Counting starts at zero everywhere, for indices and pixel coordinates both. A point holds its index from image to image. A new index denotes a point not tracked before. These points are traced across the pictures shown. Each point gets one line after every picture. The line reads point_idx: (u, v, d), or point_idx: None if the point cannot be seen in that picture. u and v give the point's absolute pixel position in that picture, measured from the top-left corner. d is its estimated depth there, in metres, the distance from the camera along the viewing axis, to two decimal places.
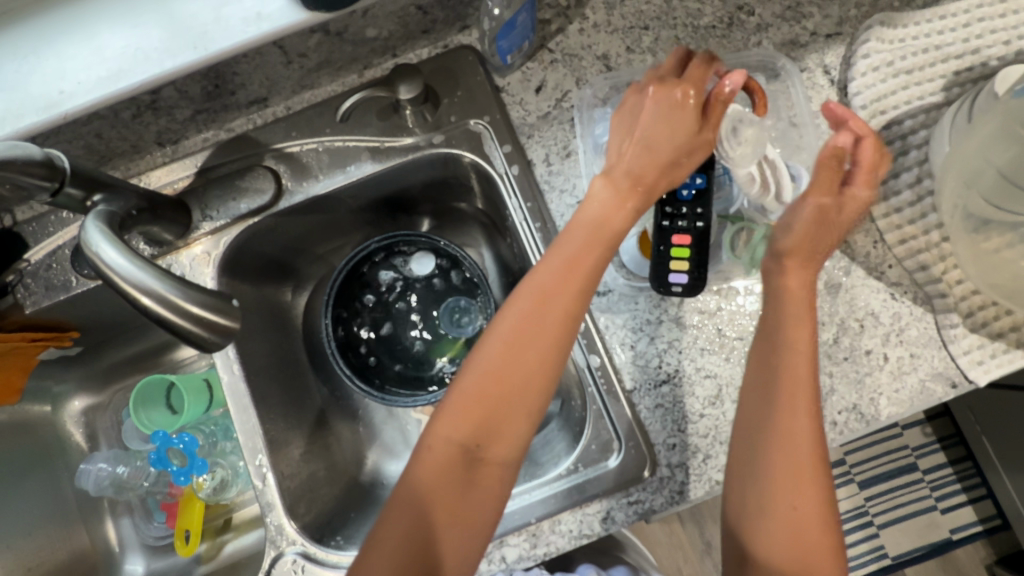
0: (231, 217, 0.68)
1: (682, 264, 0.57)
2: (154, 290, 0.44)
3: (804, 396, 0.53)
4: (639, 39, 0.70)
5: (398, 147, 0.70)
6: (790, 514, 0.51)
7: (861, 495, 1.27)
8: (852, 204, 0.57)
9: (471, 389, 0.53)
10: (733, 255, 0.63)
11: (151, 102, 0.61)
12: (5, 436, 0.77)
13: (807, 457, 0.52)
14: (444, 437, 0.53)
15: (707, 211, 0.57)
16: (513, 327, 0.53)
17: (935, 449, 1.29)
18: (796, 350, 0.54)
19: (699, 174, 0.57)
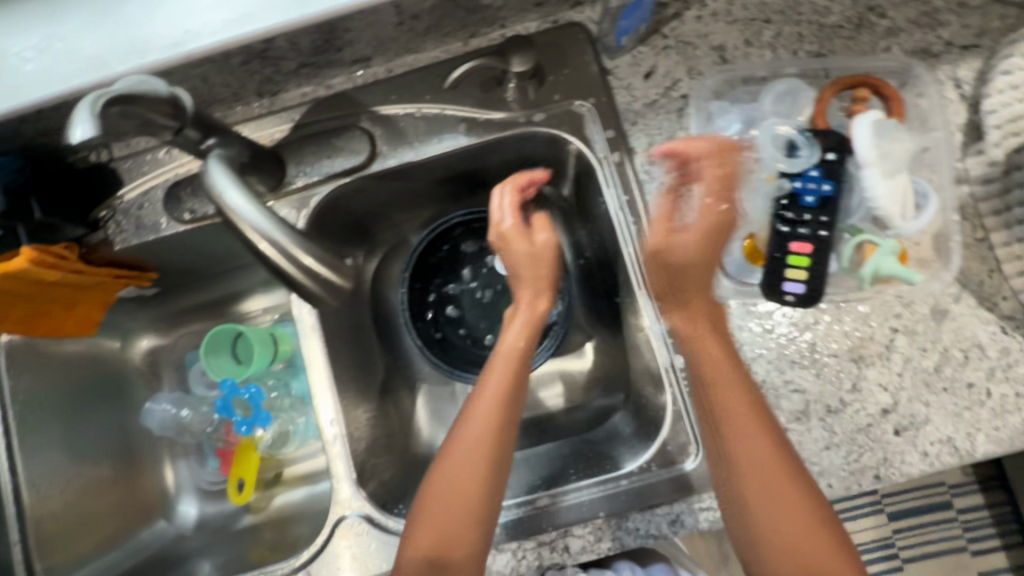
0: (325, 174, 0.68)
1: (798, 273, 0.58)
2: (275, 239, 0.44)
3: (746, 426, 0.52)
4: (760, 33, 0.66)
5: (495, 122, 0.68)
6: (790, 560, 0.49)
7: (889, 526, 1.22)
8: (703, 228, 0.55)
9: (428, 511, 0.55)
10: (846, 267, 0.60)
11: (262, 51, 0.61)
12: (78, 365, 0.79)
13: (781, 498, 0.50)
14: (410, 557, 0.54)
15: (831, 220, 0.58)
16: (454, 448, 0.58)
17: (973, 489, 1.22)
18: (727, 390, 0.54)
19: (828, 182, 0.58)
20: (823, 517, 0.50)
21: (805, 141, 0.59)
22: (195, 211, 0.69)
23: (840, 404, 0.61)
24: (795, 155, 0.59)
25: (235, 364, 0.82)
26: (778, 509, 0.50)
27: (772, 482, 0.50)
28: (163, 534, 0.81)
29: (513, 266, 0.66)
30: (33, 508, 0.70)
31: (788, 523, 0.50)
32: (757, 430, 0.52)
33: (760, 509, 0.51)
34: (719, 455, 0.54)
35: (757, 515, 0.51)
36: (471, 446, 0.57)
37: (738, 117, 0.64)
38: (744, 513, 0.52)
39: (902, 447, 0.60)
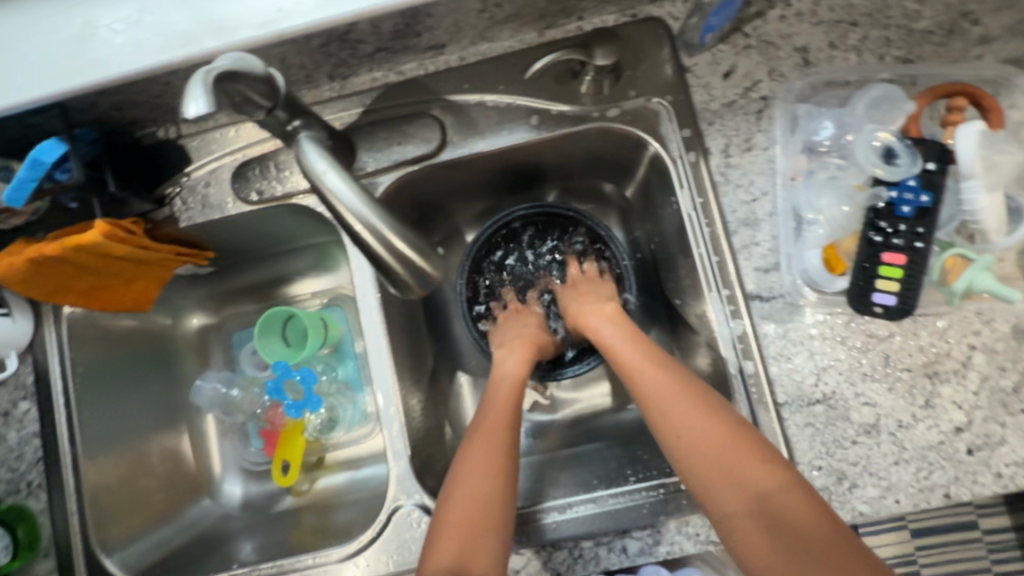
0: (394, 161, 0.67)
1: (890, 284, 0.57)
2: (370, 221, 0.43)
3: (654, 377, 0.62)
4: (846, 36, 0.64)
5: (568, 115, 0.67)
6: (727, 488, 0.54)
7: (911, 543, 1.20)
8: (580, 287, 0.76)
9: (449, 519, 0.57)
10: (938, 281, 0.58)
11: (343, 33, 0.60)
12: (133, 340, 0.80)
13: (703, 435, 0.56)
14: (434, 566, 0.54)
15: (927, 232, 0.56)
16: (466, 458, 0.61)
17: (1000, 511, 1.20)
18: (667, 392, 0.60)
19: (926, 192, 0.56)
20: (740, 433, 0.55)
21: (905, 149, 0.57)
22: (263, 191, 0.69)
23: (912, 419, 0.60)
24: (894, 163, 0.57)
25: (286, 348, 0.83)
26: (705, 446, 0.56)
27: (704, 423, 0.57)
28: (210, 511, 0.81)
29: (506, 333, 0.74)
30: (90, 479, 0.71)
31: (720, 457, 0.55)
32: (660, 377, 0.61)
33: (699, 459, 0.56)
34: (652, 423, 0.61)
35: (688, 458, 0.56)
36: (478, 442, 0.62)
37: (828, 121, 0.62)
38: (682, 464, 0.57)
39: (975, 467, 0.58)
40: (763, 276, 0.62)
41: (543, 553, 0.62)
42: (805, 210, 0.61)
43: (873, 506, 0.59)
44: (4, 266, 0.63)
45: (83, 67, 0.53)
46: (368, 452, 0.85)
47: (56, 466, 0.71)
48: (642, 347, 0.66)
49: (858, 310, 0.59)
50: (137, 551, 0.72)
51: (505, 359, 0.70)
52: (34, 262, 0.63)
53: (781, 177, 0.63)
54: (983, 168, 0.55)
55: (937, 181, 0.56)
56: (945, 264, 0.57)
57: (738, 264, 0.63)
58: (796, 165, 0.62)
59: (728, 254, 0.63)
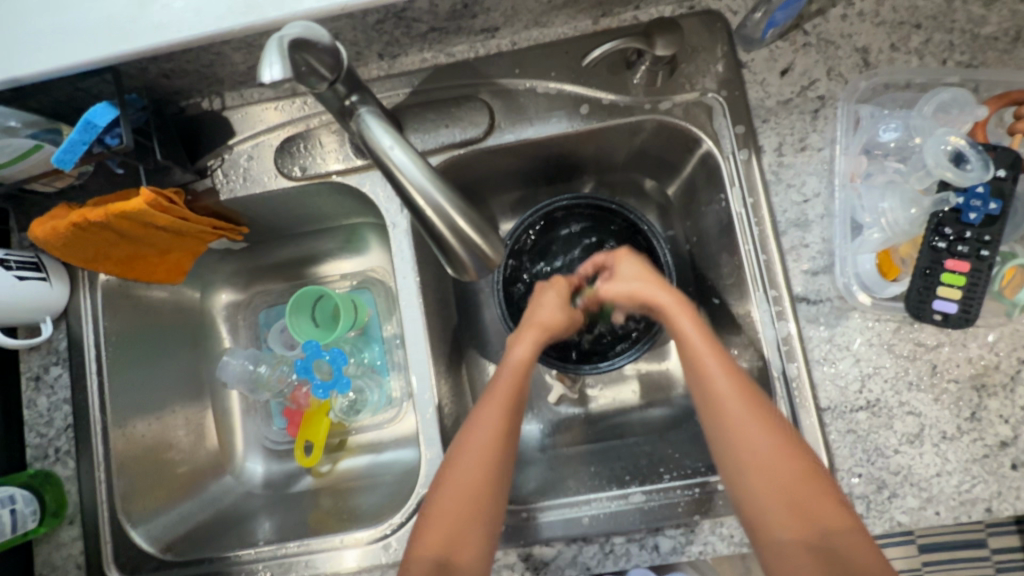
0: (441, 143, 0.67)
1: (952, 292, 0.56)
2: (434, 198, 0.43)
3: (728, 380, 0.55)
4: (908, 38, 0.63)
5: (619, 106, 0.66)
6: (789, 515, 0.50)
7: (919, 558, 1.19)
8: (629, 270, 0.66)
9: (439, 504, 0.55)
10: (998, 291, 0.57)
11: (401, 10, 0.59)
12: (163, 313, 0.79)
13: (775, 458, 0.51)
14: (418, 557, 0.53)
15: (993, 241, 0.55)
16: (461, 449, 0.56)
17: (1010, 531, 1.19)
18: (738, 395, 0.54)
19: (995, 200, 0.55)
20: (804, 458, 0.52)
21: (976, 155, 0.56)
22: (306, 168, 0.69)
23: (956, 431, 0.59)
24: (964, 168, 0.56)
25: (315, 328, 0.82)
26: (776, 469, 0.51)
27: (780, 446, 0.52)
28: (232, 488, 0.81)
29: (534, 309, 0.68)
30: (119, 450, 0.71)
31: (784, 473, 0.51)
32: (732, 380, 0.55)
33: (760, 470, 0.51)
34: (710, 425, 0.55)
35: (752, 469, 0.52)
36: (481, 437, 0.56)
37: (897, 123, 0.60)
38: (743, 476, 0.52)
39: (1018, 483, 0.58)
40: (811, 278, 0.62)
41: (573, 546, 0.61)
42: (862, 213, 0.60)
43: (912, 516, 0.58)
44: (48, 229, 0.62)
45: (142, 30, 0.52)
46: (390, 437, 0.85)
47: (85, 434, 0.70)
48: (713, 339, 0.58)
49: (918, 317, 0.57)
50: (162, 524, 0.72)
51: (517, 344, 0.63)
52: (77, 227, 0.62)
53: (839, 178, 0.61)
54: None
55: (1005, 188, 0.55)
56: (1006, 275, 0.57)
57: (786, 265, 0.62)
58: (856, 166, 0.61)
59: (776, 254, 0.63)
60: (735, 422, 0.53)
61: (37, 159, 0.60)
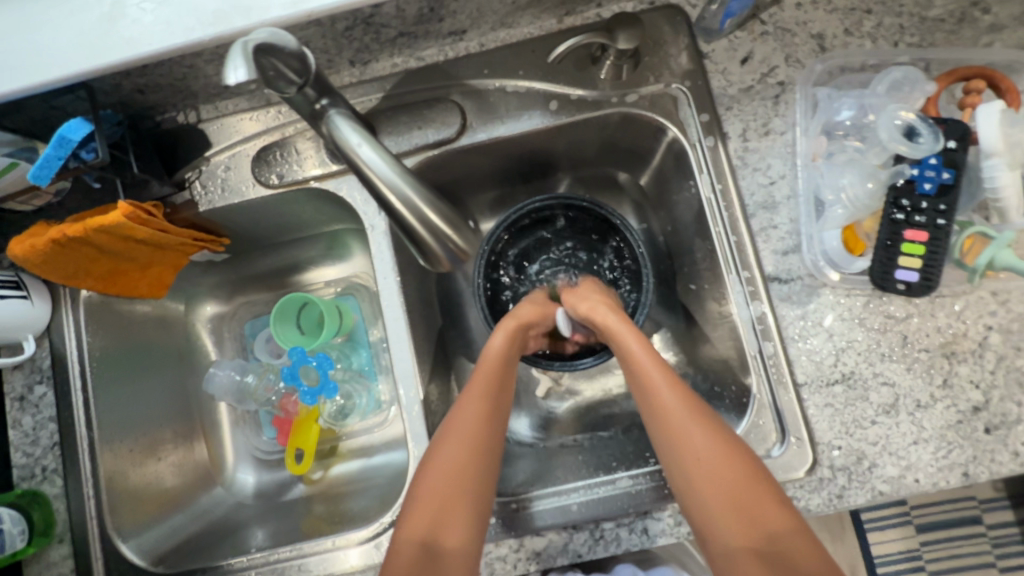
0: (416, 145, 0.68)
1: (912, 261, 0.57)
2: (404, 193, 0.44)
3: (673, 394, 0.55)
4: (860, 23, 0.66)
5: (586, 100, 0.68)
6: (735, 519, 0.50)
7: (916, 539, 1.27)
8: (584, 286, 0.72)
9: (422, 494, 0.54)
10: (958, 260, 0.59)
11: (368, 16, 0.61)
12: (146, 328, 0.79)
13: (721, 467, 0.51)
14: (407, 541, 0.52)
15: (950, 209, 0.57)
16: (448, 433, 0.57)
17: (1003, 506, 1.27)
18: (676, 401, 0.55)
19: (947, 170, 0.57)
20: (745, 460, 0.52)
21: (928, 129, 0.58)
22: (283, 175, 0.70)
23: (930, 399, 0.60)
24: (915, 142, 0.58)
25: (300, 335, 0.83)
26: (721, 473, 0.51)
27: (724, 452, 0.52)
28: (222, 500, 0.81)
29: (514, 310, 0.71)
30: (106, 465, 0.71)
31: (724, 475, 0.51)
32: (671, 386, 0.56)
33: (702, 474, 0.52)
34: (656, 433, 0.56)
35: (696, 475, 0.52)
36: (461, 426, 0.57)
37: (852, 102, 0.62)
38: (688, 482, 0.53)
39: (992, 445, 0.59)
40: (781, 258, 0.63)
41: (564, 534, 0.61)
42: (825, 191, 0.62)
43: (893, 485, 0.59)
44: (27, 247, 0.63)
45: (113, 45, 0.53)
46: (382, 440, 0.85)
47: (72, 451, 0.70)
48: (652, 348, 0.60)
49: (881, 287, 0.59)
50: (152, 538, 0.71)
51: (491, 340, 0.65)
52: (57, 243, 0.63)
53: (801, 159, 0.63)
54: (1007, 146, 0.54)
55: (958, 158, 0.57)
56: (964, 243, 0.58)
57: (756, 246, 0.64)
58: (819, 146, 0.63)
59: (746, 235, 0.64)
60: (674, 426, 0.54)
61: (14, 177, 0.60)
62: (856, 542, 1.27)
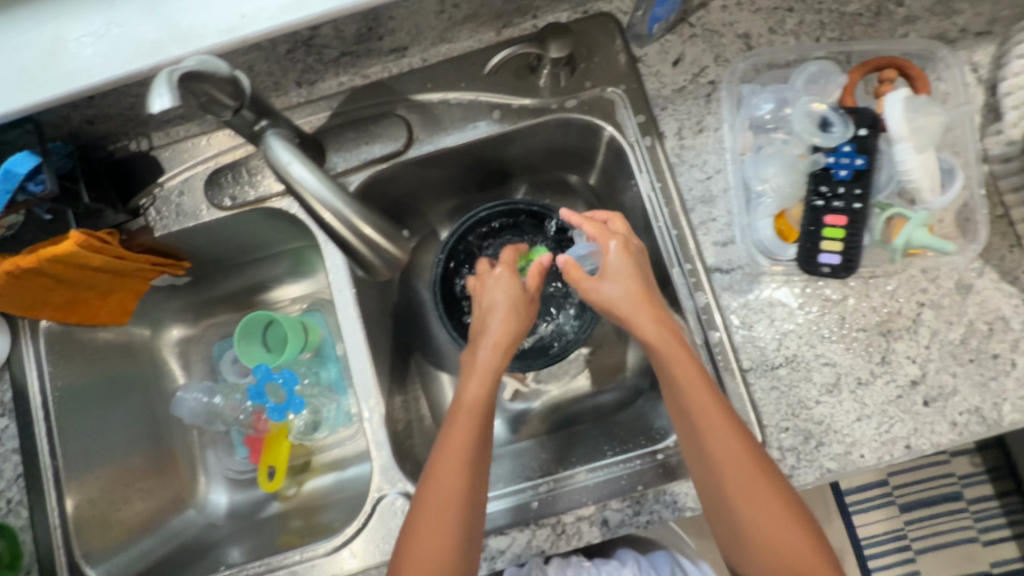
0: (363, 160, 0.69)
1: (833, 244, 0.61)
2: (338, 210, 0.46)
3: (738, 455, 0.53)
4: (783, 21, 0.69)
5: (528, 108, 0.70)
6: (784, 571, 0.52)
7: (900, 518, 1.29)
8: (612, 272, 0.62)
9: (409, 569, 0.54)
10: (879, 241, 0.62)
11: (307, 38, 0.63)
12: (109, 355, 0.80)
13: (773, 524, 0.52)
14: None
15: (864, 194, 0.60)
16: (425, 501, 0.55)
17: (982, 480, 1.30)
18: (735, 460, 0.53)
19: (860, 156, 0.60)
20: (795, 517, 0.52)
21: (839, 118, 0.61)
22: (235, 197, 0.71)
23: (870, 376, 0.63)
24: (829, 131, 0.62)
25: (266, 353, 0.83)
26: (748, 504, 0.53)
27: (748, 487, 0.53)
28: (194, 522, 0.81)
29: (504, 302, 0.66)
30: (72, 494, 0.71)
31: (772, 531, 0.52)
32: (733, 444, 0.54)
33: (755, 530, 0.53)
34: (710, 482, 0.55)
35: (750, 530, 0.53)
36: (441, 489, 0.55)
37: (768, 97, 0.65)
38: (742, 534, 0.53)
39: (931, 417, 0.62)
40: (721, 249, 0.66)
41: (526, 531, 0.63)
42: (756, 182, 0.64)
43: (839, 462, 0.61)
44: None
45: (53, 79, 0.55)
46: (355, 452, 0.86)
47: (36, 481, 0.70)
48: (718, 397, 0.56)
49: (813, 270, 0.62)
50: (120, 563, 0.72)
51: (465, 383, 0.61)
52: (11, 275, 0.64)
53: (731, 153, 0.66)
54: (911, 131, 0.58)
55: (870, 145, 0.60)
56: (885, 223, 0.61)
57: (697, 239, 0.66)
58: (745, 140, 0.65)
59: (687, 228, 0.67)
60: (734, 483, 0.53)
61: None
62: (841, 525, 1.29)
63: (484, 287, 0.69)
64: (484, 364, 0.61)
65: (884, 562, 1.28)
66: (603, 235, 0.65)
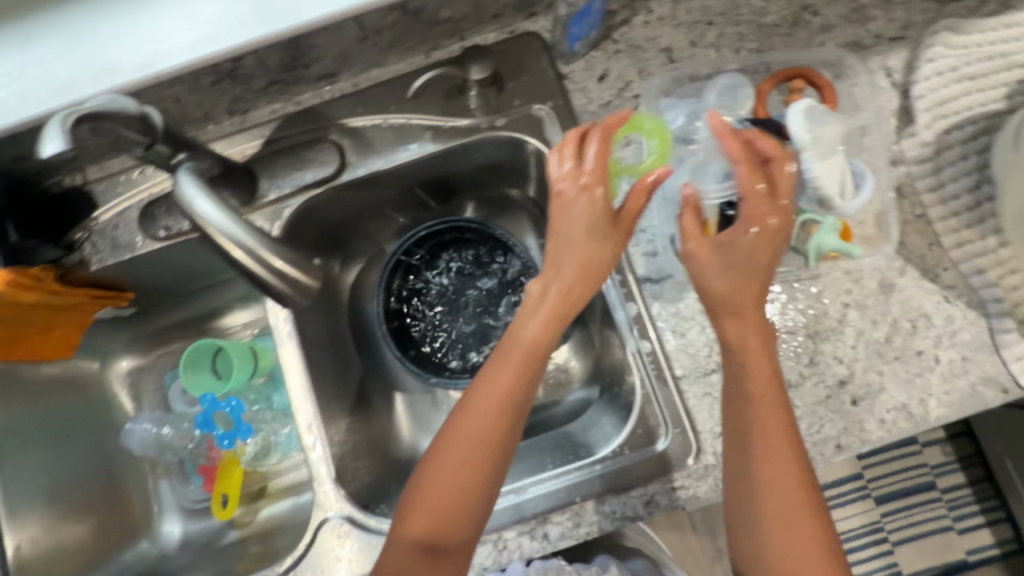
0: (296, 186, 0.70)
1: None
2: (246, 245, 0.46)
3: (774, 409, 0.55)
4: (703, 35, 0.71)
5: (459, 128, 0.71)
6: (780, 529, 0.53)
7: (877, 511, 1.30)
8: (732, 247, 0.56)
9: (428, 493, 0.55)
10: (795, 247, 0.64)
11: (231, 70, 0.63)
12: (54, 391, 0.79)
13: (785, 483, 0.54)
14: (404, 536, 0.54)
15: None
16: (460, 430, 0.56)
17: (954, 468, 1.32)
18: (767, 415, 0.55)
19: None
20: (804, 482, 0.54)
21: (744, 130, 0.63)
22: (170, 228, 0.71)
23: (799, 378, 0.64)
24: None
25: (214, 380, 0.83)
26: (769, 478, 0.54)
27: (771, 443, 0.54)
28: (147, 554, 0.81)
29: (574, 231, 0.58)
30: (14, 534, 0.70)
31: (782, 488, 0.53)
32: (772, 401, 0.55)
33: (766, 483, 0.54)
34: (739, 435, 0.56)
35: (760, 483, 0.54)
36: (479, 422, 0.55)
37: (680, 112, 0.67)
38: (749, 484, 0.55)
39: (860, 415, 0.63)
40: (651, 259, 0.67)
41: None
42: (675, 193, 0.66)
43: None
44: None
45: None
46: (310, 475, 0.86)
47: None
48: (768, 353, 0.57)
49: None
50: None
51: (526, 321, 0.58)
52: None
53: None
54: (811, 142, 0.60)
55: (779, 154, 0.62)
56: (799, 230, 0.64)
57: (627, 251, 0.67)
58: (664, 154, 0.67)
59: None
60: (762, 437, 0.55)
61: None
62: None
63: (565, 194, 0.58)
64: (546, 301, 0.58)
65: (863, 556, 1.29)
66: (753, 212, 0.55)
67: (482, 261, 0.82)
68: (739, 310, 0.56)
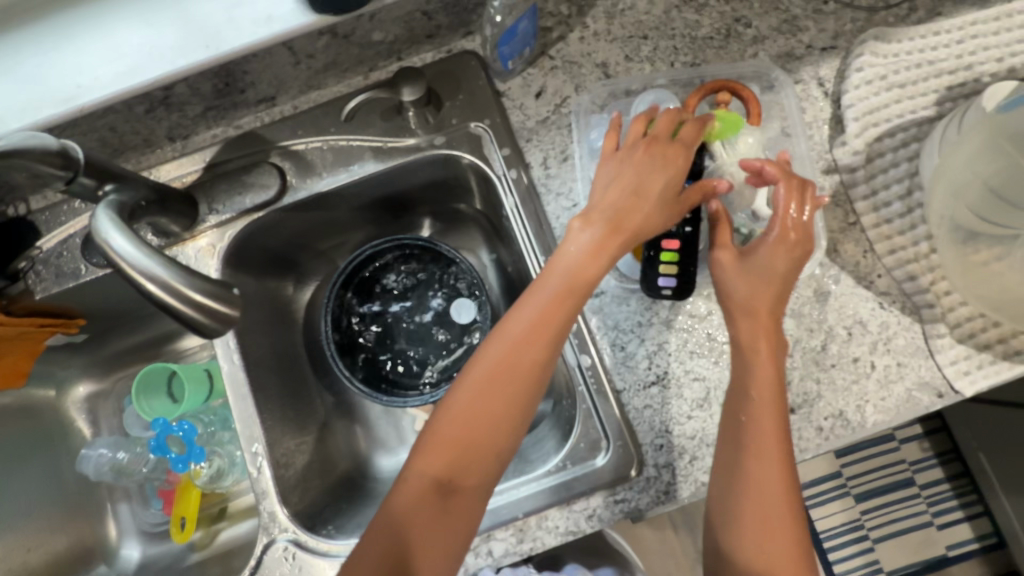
0: (238, 211, 0.71)
1: (670, 268, 0.62)
2: (159, 277, 0.46)
3: (770, 403, 0.56)
4: (638, 49, 0.71)
5: (401, 147, 0.72)
6: (756, 526, 0.53)
7: (856, 509, 1.31)
8: (752, 255, 0.58)
9: (455, 422, 0.55)
10: None
11: (163, 98, 0.63)
12: (8, 419, 0.80)
13: (772, 481, 0.54)
14: (421, 471, 0.55)
15: (695, 217, 0.62)
16: (495, 358, 0.56)
17: (932, 464, 1.32)
18: (764, 409, 0.55)
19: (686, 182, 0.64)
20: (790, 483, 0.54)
21: None
22: None
23: None
24: None
25: (167, 404, 0.84)
26: (756, 477, 0.54)
27: (764, 439, 0.55)
28: None
29: (639, 179, 0.58)
30: None
31: (768, 485, 0.54)
32: (772, 393, 0.56)
33: (751, 478, 0.54)
34: (735, 429, 0.57)
35: (745, 479, 0.54)
36: (513, 352, 0.56)
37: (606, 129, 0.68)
38: (734, 479, 0.55)
39: (798, 424, 0.63)
40: None
41: None
42: None
43: None
44: None
45: None
46: None
47: None
48: (776, 344, 0.57)
49: (649, 292, 0.63)
50: None
51: (571, 250, 0.57)
52: None
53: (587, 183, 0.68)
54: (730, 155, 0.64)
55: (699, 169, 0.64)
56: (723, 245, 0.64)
57: None
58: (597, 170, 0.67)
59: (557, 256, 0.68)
60: (755, 433, 0.55)
61: None
62: None
63: (633, 150, 0.60)
64: (591, 232, 0.57)
65: (843, 555, 1.29)
66: (784, 221, 0.57)
67: (433, 277, 0.83)
68: (751, 312, 0.58)
